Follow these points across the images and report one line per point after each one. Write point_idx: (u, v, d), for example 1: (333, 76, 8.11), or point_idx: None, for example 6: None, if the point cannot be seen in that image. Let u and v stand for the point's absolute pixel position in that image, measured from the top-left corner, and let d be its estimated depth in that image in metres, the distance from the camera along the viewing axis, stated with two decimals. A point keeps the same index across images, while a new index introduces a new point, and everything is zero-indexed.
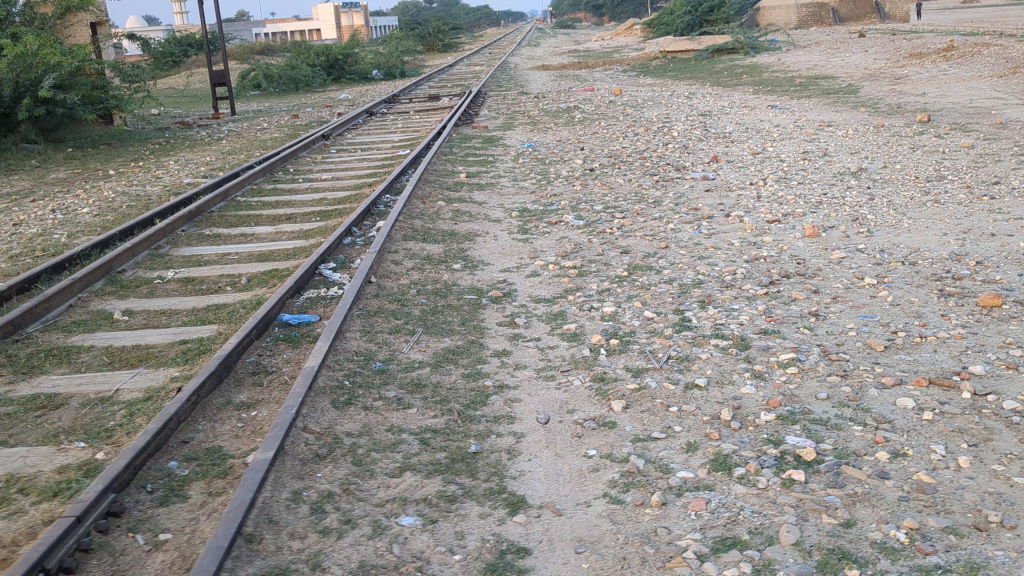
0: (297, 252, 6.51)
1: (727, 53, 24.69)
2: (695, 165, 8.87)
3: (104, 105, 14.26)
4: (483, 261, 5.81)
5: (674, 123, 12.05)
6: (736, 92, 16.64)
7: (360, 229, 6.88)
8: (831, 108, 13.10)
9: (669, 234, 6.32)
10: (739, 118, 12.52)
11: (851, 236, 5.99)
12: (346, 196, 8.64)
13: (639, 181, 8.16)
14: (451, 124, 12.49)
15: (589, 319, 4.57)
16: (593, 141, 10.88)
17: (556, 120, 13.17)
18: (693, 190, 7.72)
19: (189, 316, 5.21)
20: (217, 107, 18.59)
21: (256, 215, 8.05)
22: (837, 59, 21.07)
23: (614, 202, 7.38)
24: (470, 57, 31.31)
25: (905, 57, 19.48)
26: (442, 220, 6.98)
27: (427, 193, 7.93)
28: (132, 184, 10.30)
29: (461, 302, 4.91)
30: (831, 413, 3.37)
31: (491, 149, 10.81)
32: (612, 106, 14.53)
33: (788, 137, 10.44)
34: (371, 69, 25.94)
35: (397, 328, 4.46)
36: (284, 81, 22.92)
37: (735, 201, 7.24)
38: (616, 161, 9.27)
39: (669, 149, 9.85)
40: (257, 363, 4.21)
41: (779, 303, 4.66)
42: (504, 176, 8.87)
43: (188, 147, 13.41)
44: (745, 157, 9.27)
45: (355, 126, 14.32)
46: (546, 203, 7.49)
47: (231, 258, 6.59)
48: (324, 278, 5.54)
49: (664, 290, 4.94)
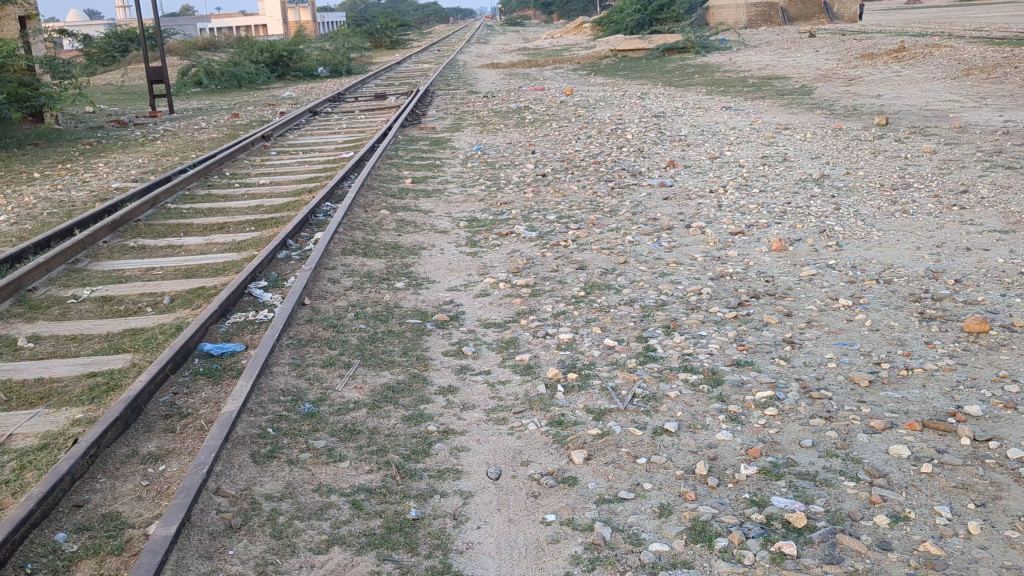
0: (227, 268, 6.00)
1: (678, 51, 24.56)
2: (652, 170, 8.51)
3: (31, 103, 13.54)
4: (428, 279, 5.37)
5: (628, 125, 11.69)
6: (689, 92, 16.38)
7: (296, 241, 6.40)
8: (786, 110, 12.85)
9: (628, 247, 5.93)
10: (694, 120, 12.20)
11: (820, 250, 5.66)
12: (284, 203, 8.13)
13: (594, 187, 7.78)
14: (398, 125, 12.00)
15: (544, 348, 4.15)
16: (545, 144, 10.48)
17: (507, 121, 12.74)
18: (651, 198, 7.35)
19: (102, 344, 4.69)
20: (155, 104, 17.88)
21: (186, 224, 7.51)
22: (788, 59, 20.95)
23: (568, 211, 6.98)
24: (418, 54, 30.74)
25: (857, 58, 19.34)
26: (385, 231, 6.52)
27: (370, 201, 7.45)
28: (56, 189, 9.66)
29: (403, 328, 4.46)
30: (819, 465, 2.99)
31: (439, 152, 10.37)
32: (564, 107, 14.15)
33: (745, 141, 10.14)
34: (317, 66, 25.30)
35: (331, 360, 4.00)
36: (226, 79, 22.19)
37: (694, 210, 6.88)
38: (569, 166, 8.88)
39: (624, 153, 9.49)
40: (171, 403, 3.73)
41: (750, 330, 4.29)
42: (452, 182, 8.43)
43: (121, 148, 12.76)
44: (702, 161, 8.93)
45: (297, 125, 13.77)
46: (496, 212, 7.07)
47: (156, 274, 6.06)
48: (254, 299, 5.05)
49: (625, 313, 4.55)
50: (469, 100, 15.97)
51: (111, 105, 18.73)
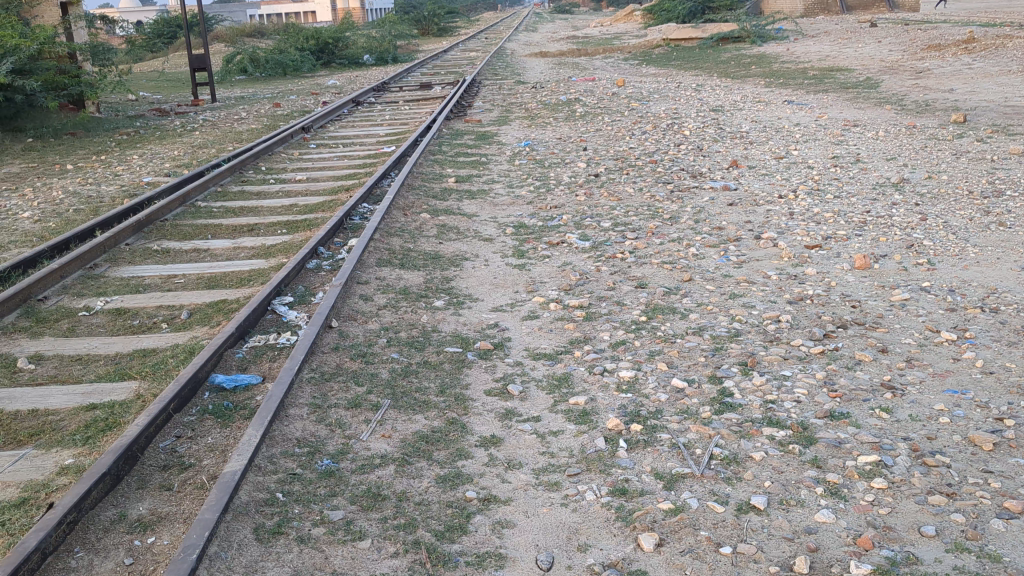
0: (252, 278, 5.52)
1: (733, 41, 23.73)
2: (713, 171, 7.89)
3: (68, 91, 13.18)
4: (471, 296, 4.84)
5: (685, 120, 11.07)
6: (746, 84, 15.63)
7: (328, 247, 5.90)
8: (853, 105, 12.11)
9: (691, 262, 5.36)
10: (755, 115, 11.51)
11: (910, 269, 5.04)
12: (320, 202, 7.65)
13: (652, 190, 7.20)
14: (442, 118, 11.49)
15: (603, 388, 3.60)
16: (597, 140, 9.91)
17: (556, 114, 12.16)
18: (714, 203, 6.75)
19: (108, 368, 4.23)
20: (197, 93, 17.55)
21: (215, 225, 7.04)
22: (850, 50, 20.12)
23: (624, 217, 6.42)
24: (465, 43, 30.19)
25: (923, 49, 18.47)
26: (425, 238, 6.01)
27: (410, 203, 6.93)
28: (87, 183, 9.30)
29: (441, 358, 3.94)
30: (949, 563, 2.41)
31: (484, 147, 9.84)
32: (615, 99, 13.53)
33: (812, 139, 9.48)
34: (363, 53, 24.88)
35: (357, 399, 3.48)
36: (271, 66, 21.82)
37: (763, 219, 6.27)
38: (623, 165, 8.29)
39: (682, 151, 8.88)
40: (172, 449, 3.24)
41: (841, 371, 3.70)
42: (498, 181, 7.91)
43: (158, 139, 12.39)
44: (768, 162, 8.29)
45: (339, 116, 13.32)
46: (545, 217, 6.52)
47: (176, 283, 5.59)
48: (276, 319, 4.55)
49: (694, 346, 3.98)
50: (517, 90, 15.43)
51: (153, 94, 18.47)
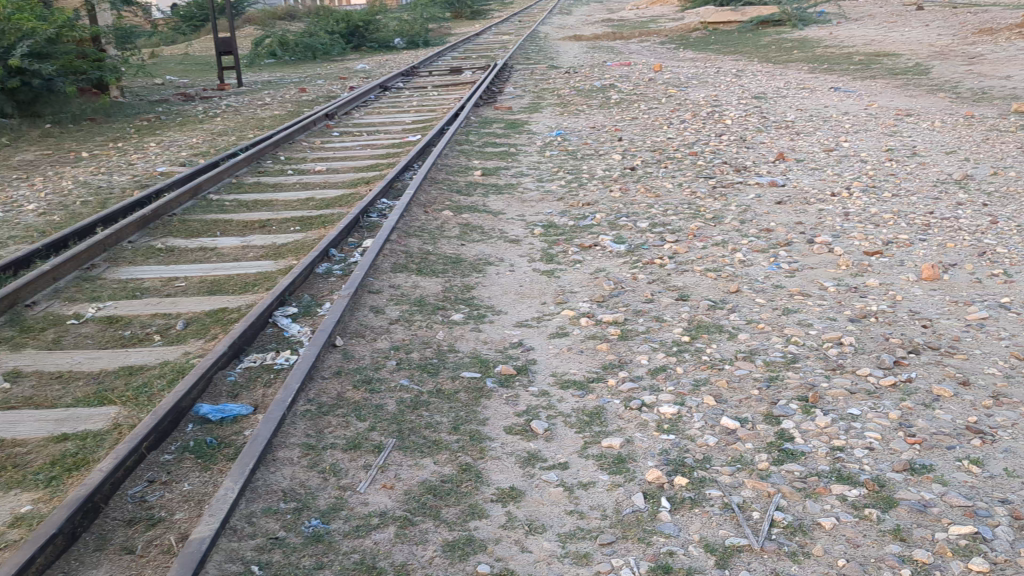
0: (257, 283, 5.08)
1: (773, 24, 23.00)
2: (759, 165, 7.36)
3: (87, 75, 12.80)
4: (494, 309, 4.37)
5: (726, 108, 10.52)
6: (789, 70, 15.01)
7: (341, 248, 5.45)
8: (904, 93, 11.48)
9: (738, 270, 4.85)
10: (799, 103, 10.93)
11: (985, 281, 4.51)
12: (337, 196, 7.21)
13: (692, 186, 6.68)
14: (471, 105, 11.01)
15: (641, 426, 3.12)
16: (633, 129, 9.39)
17: (591, 101, 11.64)
18: (760, 201, 6.22)
19: (88, 388, 3.80)
20: (223, 77, 17.19)
21: (225, 220, 6.62)
22: (896, 34, 19.38)
23: (663, 216, 5.92)
24: (498, 25, 29.63)
25: (973, 33, 17.72)
26: (446, 239, 5.55)
27: (432, 198, 6.47)
28: (99, 172, 8.91)
29: (456, 385, 3.46)
30: None
31: (514, 137, 9.36)
32: (652, 85, 12.97)
33: (863, 129, 8.91)
34: (394, 36, 24.41)
35: (358, 438, 3.03)
36: (300, 50, 21.42)
37: (815, 220, 5.74)
38: (661, 157, 7.78)
39: (724, 142, 8.35)
40: (142, 499, 2.80)
41: (918, 410, 3.19)
42: (528, 174, 7.43)
43: (178, 125, 12.01)
44: (817, 154, 7.74)
45: (365, 101, 12.88)
46: (577, 216, 6.03)
47: (177, 288, 5.16)
48: (277, 334, 4.10)
49: (745, 375, 3.48)
50: (550, 75, 14.90)
51: (179, 78, 18.12)
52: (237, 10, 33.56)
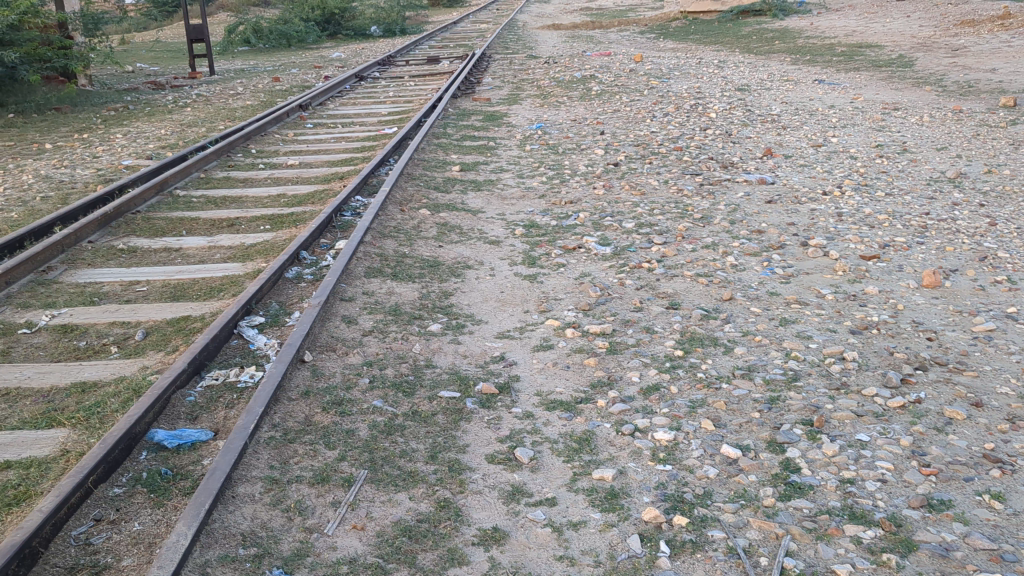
0: (224, 289, 4.79)
1: (753, 14, 22.82)
2: (746, 161, 7.13)
3: (53, 63, 12.41)
4: (474, 317, 4.11)
5: (709, 100, 10.29)
6: (771, 61, 14.80)
7: (313, 250, 5.17)
8: (889, 86, 11.30)
9: (730, 275, 4.62)
10: (783, 96, 10.73)
11: (989, 289, 4.31)
12: (310, 192, 6.92)
13: (678, 183, 6.45)
14: (449, 96, 10.73)
15: (635, 455, 2.88)
16: (615, 122, 9.15)
17: (571, 92, 11.39)
18: (750, 200, 6.00)
19: (36, 406, 3.51)
20: (195, 66, 16.80)
21: (191, 218, 6.32)
22: (877, 25, 19.23)
23: (650, 215, 5.68)
24: (476, 13, 29.28)
25: (955, 25, 17.58)
26: (423, 240, 5.28)
27: (408, 196, 6.20)
28: (62, 165, 8.56)
29: (434, 407, 3.21)
30: None
31: (494, 129, 9.09)
32: (633, 76, 12.72)
33: (850, 124, 8.71)
34: (370, 23, 24.02)
35: (327, 470, 2.77)
36: (275, 38, 21.00)
37: (807, 220, 5.52)
38: (645, 152, 7.54)
39: (709, 137, 8.13)
40: (85, 542, 2.53)
41: (931, 434, 2.97)
42: (508, 170, 7.17)
43: (147, 115, 11.65)
44: (805, 150, 7.53)
45: (340, 91, 12.56)
46: (559, 215, 5.79)
47: (138, 293, 4.87)
48: (242, 347, 3.83)
49: (743, 395, 3.25)
50: (529, 65, 14.62)
51: (150, 66, 17.68)
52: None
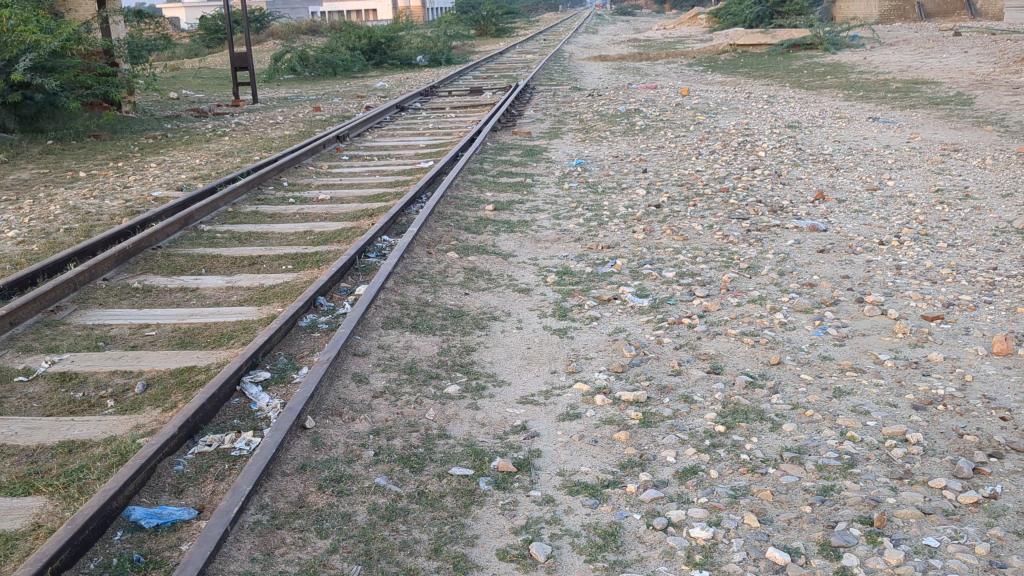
0: (234, 336, 4.51)
1: (804, 48, 22.41)
2: (796, 205, 6.75)
3: (93, 90, 12.28)
4: (497, 378, 3.78)
5: (758, 138, 9.92)
6: (823, 97, 14.40)
7: (332, 295, 4.88)
8: (947, 125, 10.83)
9: (778, 335, 4.25)
10: (835, 134, 10.32)
11: None
12: (337, 230, 6.66)
13: (724, 229, 6.09)
14: (489, 129, 10.48)
15: (667, 557, 2.51)
16: (659, 159, 8.82)
17: (614, 127, 11.08)
18: (800, 248, 5.62)
19: (15, 467, 3.23)
20: (238, 93, 16.74)
21: (213, 256, 6.08)
22: (933, 61, 18.72)
23: (693, 264, 5.33)
24: (523, 44, 29.15)
25: (1015, 62, 17.02)
26: (449, 287, 4.98)
27: (437, 237, 5.91)
28: (92, 195, 8.41)
29: (443, 487, 2.87)
30: None
31: (533, 165, 8.80)
32: (679, 111, 12.39)
33: (907, 166, 8.29)
34: (416, 53, 23.97)
35: (316, 565, 2.44)
36: (320, 66, 20.93)
37: (862, 274, 5.13)
38: (689, 193, 7.20)
39: (757, 177, 7.76)
40: None
41: (1012, 541, 2.56)
42: (545, 210, 6.86)
43: (184, 144, 11.53)
44: (858, 194, 7.13)
45: (380, 122, 12.38)
46: (595, 261, 5.46)
47: (145, 338, 4.61)
48: (242, 407, 3.52)
49: (792, 484, 2.87)
50: (573, 98, 14.35)
51: (195, 93, 17.72)
52: (261, 23, 33.13)
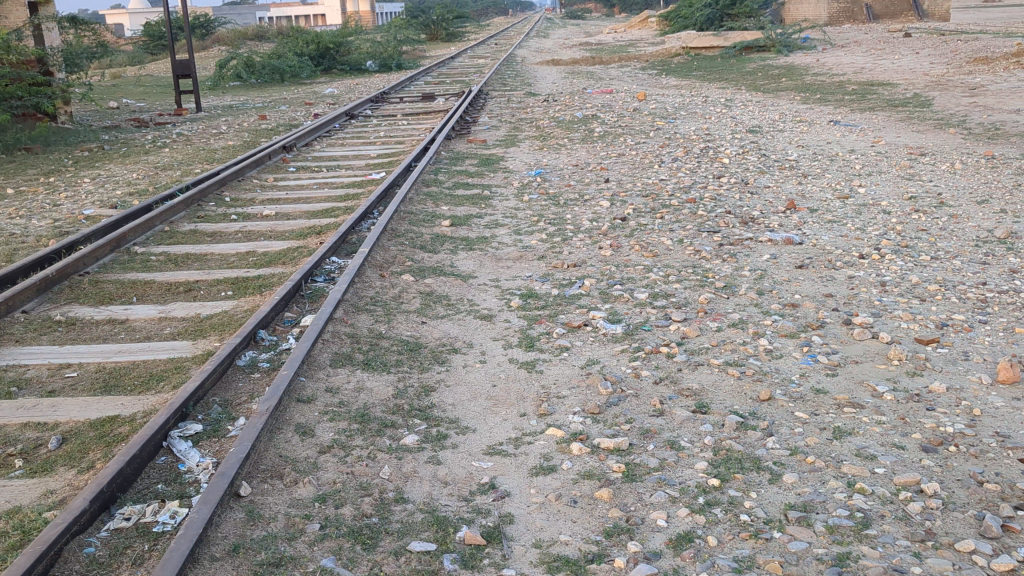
0: (165, 377, 4.05)
1: (757, 50, 22.29)
2: (767, 216, 6.44)
3: (24, 101, 11.63)
4: (459, 424, 3.38)
5: (720, 144, 9.63)
6: (781, 100, 14.21)
7: (275, 327, 4.44)
8: (909, 128, 10.65)
9: (764, 364, 3.90)
10: (798, 139, 10.08)
11: None
12: (282, 250, 6.21)
13: (695, 243, 5.75)
14: (442, 137, 10.07)
15: None
16: (621, 168, 8.48)
17: (572, 133, 10.74)
18: (777, 264, 5.29)
19: None
20: (181, 102, 16.15)
21: (145, 282, 5.60)
22: (886, 62, 18.65)
23: (666, 283, 4.98)
24: (475, 48, 28.76)
25: (968, 62, 16.98)
26: (404, 315, 4.56)
27: (391, 257, 5.49)
28: (18, 215, 7.85)
29: (401, 569, 2.47)
30: None
31: (490, 175, 8.42)
32: (637, 116, 12.08)
33: (875, 171, 8.04)
34: (366, 58, 23.47)
35: None
36: (268, 72, 20.32)
37: (846, 291, 4.81)
38: (655, 204, 6.86)
39: (724, 186, 7.45)
40: None
41: None
42: (505, 224, 6.48)
43: (121, 157, 10.96)
44: (831, 203, 6.85)
45: (329, 130, 11.92)
46: (561, 281, 5.08)
47: (64, 381, 4.13)
48: (167, 469, 3.08)
49: (802, 552, 2.51)
50: (528, 104, 13.99)
51: (136, 102, 17.06)
52: (207, 29, 32.28)
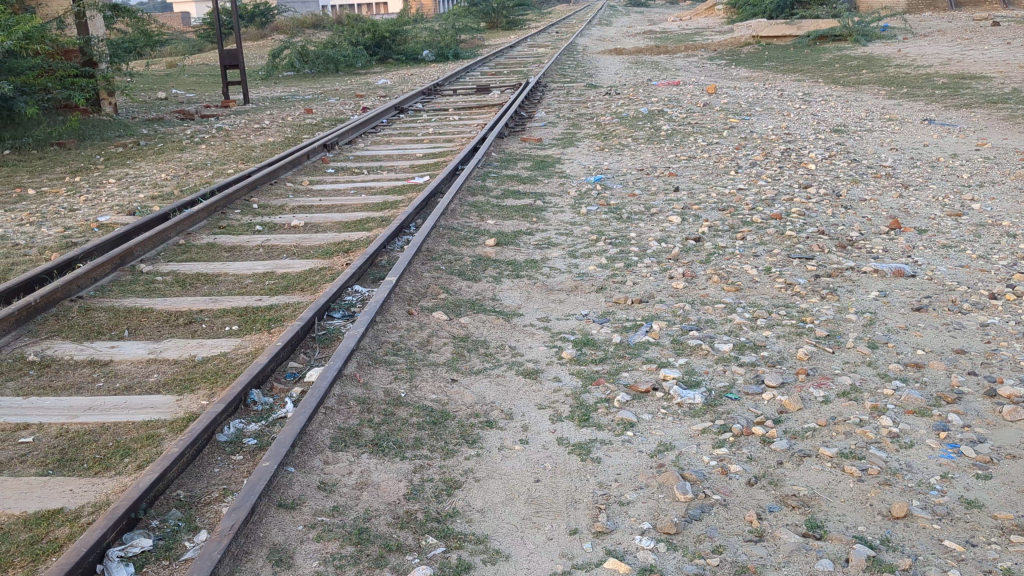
0: (133, 450, 3.27)
1: (832, 39, 21.04)
2: (868, 238, 5.48)
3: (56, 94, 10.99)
4: (488, 547, 2.53)
5: (803, 145, 8.65)
6: (864, 95, 13.10)
7: (274, 382, 3.63)
8: (1014, 129, 9.53)
9: (892, 457, 2.98)
10: (889, 140, 9.02)
11: None
12: (304, 272, 5.42)
13: (786, 274, 4.82)
14: (494, 135, 9.23)
15: None
16: (692, 174, 7.56)
17: (636, 132, 9.82)
18: (889, 305, 4.36)
19: None
20: (228, 93, 15.51)
21: (142, 310, 4.85)
22: (975, 53, 17.32)
23: (753, 330, 4.07)
24: (535, 37, 27.86)
25: None
26: (432, 369, 3.73)
27: (423, 286, 4.67)
28: (28, 220, 7.20)
29: None
30: None
31: (545, 181, 7.56)
32: (708, 112, 11.12)
33: (986, 181, 7.01)
34: (423, 47, 22.69)
35: None
36: (321, 62, 19.66)
37: (981, 346, 3.85)
38: (733, 220, 5.95)
39: (812, 198, 6.50)
40: None
41: None
42: (560, 243, 5.62)
43: (155, 155, 10.30)
44: (940, 221, 5.86)
45: (376, 126, 11.16)
46: (625, 324, 4.21)
47: (15, 450, 3.37)
48: None
49: None
50: (589, 97, 13.08)
51: (185, 93, 16.49)
52: (265, 18, 31.74)
